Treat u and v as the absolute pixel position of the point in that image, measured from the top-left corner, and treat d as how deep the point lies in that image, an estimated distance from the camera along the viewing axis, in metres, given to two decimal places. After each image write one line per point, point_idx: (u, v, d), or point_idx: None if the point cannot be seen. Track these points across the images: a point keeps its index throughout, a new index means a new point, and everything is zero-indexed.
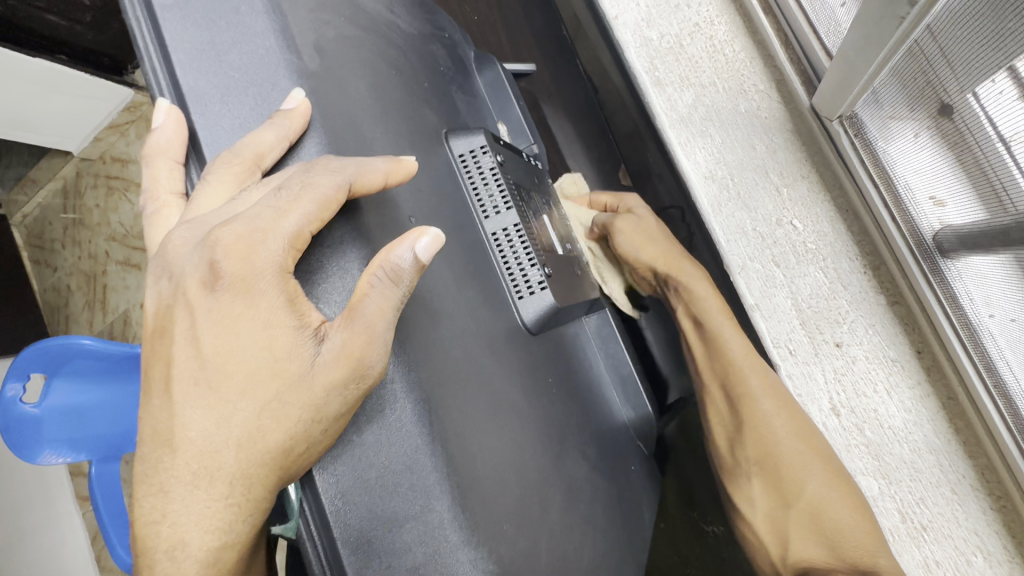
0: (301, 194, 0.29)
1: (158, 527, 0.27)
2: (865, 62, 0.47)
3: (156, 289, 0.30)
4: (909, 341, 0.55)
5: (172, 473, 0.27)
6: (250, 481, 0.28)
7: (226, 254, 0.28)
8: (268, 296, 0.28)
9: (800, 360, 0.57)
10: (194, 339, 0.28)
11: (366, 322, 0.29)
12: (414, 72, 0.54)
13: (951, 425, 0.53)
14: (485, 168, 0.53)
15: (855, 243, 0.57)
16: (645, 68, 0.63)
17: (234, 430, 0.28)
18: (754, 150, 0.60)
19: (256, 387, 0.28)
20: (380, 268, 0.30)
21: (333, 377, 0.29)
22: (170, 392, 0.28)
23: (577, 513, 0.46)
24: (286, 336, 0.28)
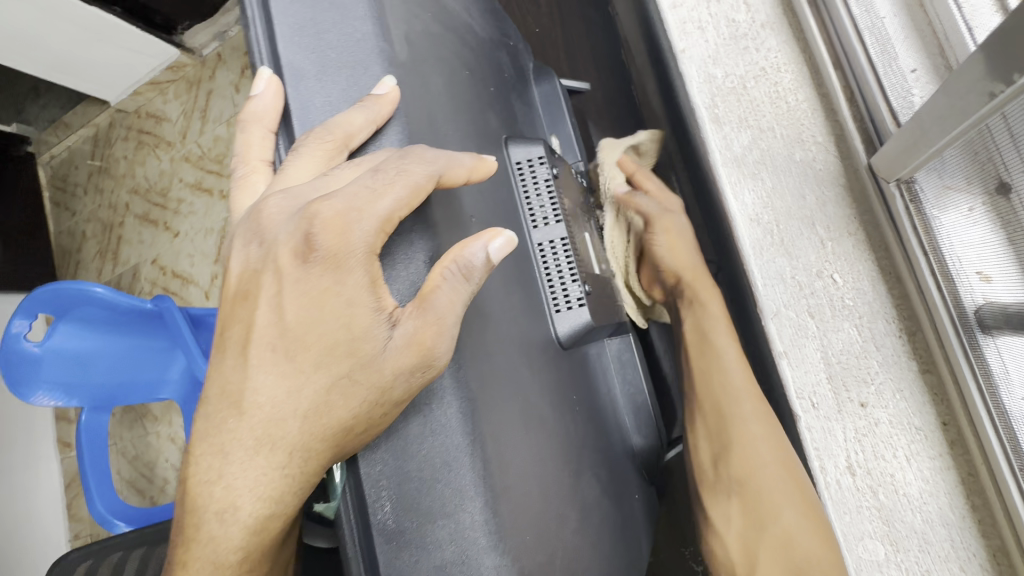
0: (396, 179, 0.30)
1: (212, 484, 0.28)
2: (938, 133, 0.47)
3: (245, 250, 0.32)
4: (936, 412, 0.54)
5: (236, 432, 0.28)
6: (308, 454, 0.28)
7: (322, 228, 0.29)
8: (354, 275, 0.29)
9: (822, 415, 0.57)
10: (277, 307, 0.30)
11: (439, 313, 0.30)
12: (483, 75, 0.56)
13: (967, 502, 0.53)
14: (540, 178, 0.54)
15: (893, 306, 0.57)
16: (705, 103, 0.64)
17: (303, 402, 0.29)
18: (803, 200, 0.60)
19: (330, 361, 0.29)
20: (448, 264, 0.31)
21: (400, 363, 0.29)
22: (248, 354, 0.29)
23: (587, 535, 0.46)
24: (362, 319, 0.29)
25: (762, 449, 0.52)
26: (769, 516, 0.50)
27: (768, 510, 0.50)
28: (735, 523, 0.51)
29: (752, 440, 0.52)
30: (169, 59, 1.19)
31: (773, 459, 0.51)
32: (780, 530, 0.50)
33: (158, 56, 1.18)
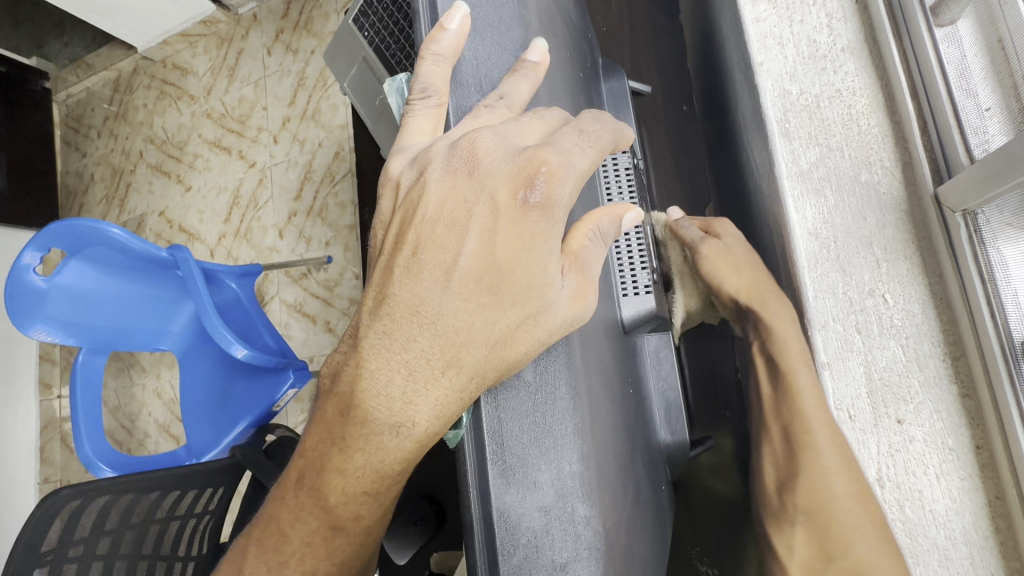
0: (593, 144, 0.41)
1: (395, 401, 0.38)
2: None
3: (455, 176, 0.41)
4: (971, 436, 0.57)
5: (439, 346, 0.38)
6: (484, 379, 0.37)
7: (546, 176, 0.39)
8: (558, 223, 0.40)
9: (858, 427, 0.59)
10: (489, 242, 0.40)
11: (596, 268, 0.41)
12: (575, 59, 0.57)
13: (992, 524, 0.55)
14: (621, 166, 0.56)
15: (940, 332, 0.59)
16: (777, 117, 0.66)
17: (497, 329, 0.39)
18: (863, 221, 0.62)
19: (522, 301, 0.40)
20: (601, 224, 0.42)
21: (569, 311, 0.39)
22: (454, 281, 0.39)
23: (638, 512, 0.48)
24: (554, 269, 0.40)
25: (835, 484, 0.54)
26: (839, 550, 0.53)
27: (839, 543, 0.53)
28: (802, 547, 0.55)
29: (825, 474, 0.55)
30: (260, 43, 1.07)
31: (845, 493, 0.54)
32: (851, 563, 0.52)
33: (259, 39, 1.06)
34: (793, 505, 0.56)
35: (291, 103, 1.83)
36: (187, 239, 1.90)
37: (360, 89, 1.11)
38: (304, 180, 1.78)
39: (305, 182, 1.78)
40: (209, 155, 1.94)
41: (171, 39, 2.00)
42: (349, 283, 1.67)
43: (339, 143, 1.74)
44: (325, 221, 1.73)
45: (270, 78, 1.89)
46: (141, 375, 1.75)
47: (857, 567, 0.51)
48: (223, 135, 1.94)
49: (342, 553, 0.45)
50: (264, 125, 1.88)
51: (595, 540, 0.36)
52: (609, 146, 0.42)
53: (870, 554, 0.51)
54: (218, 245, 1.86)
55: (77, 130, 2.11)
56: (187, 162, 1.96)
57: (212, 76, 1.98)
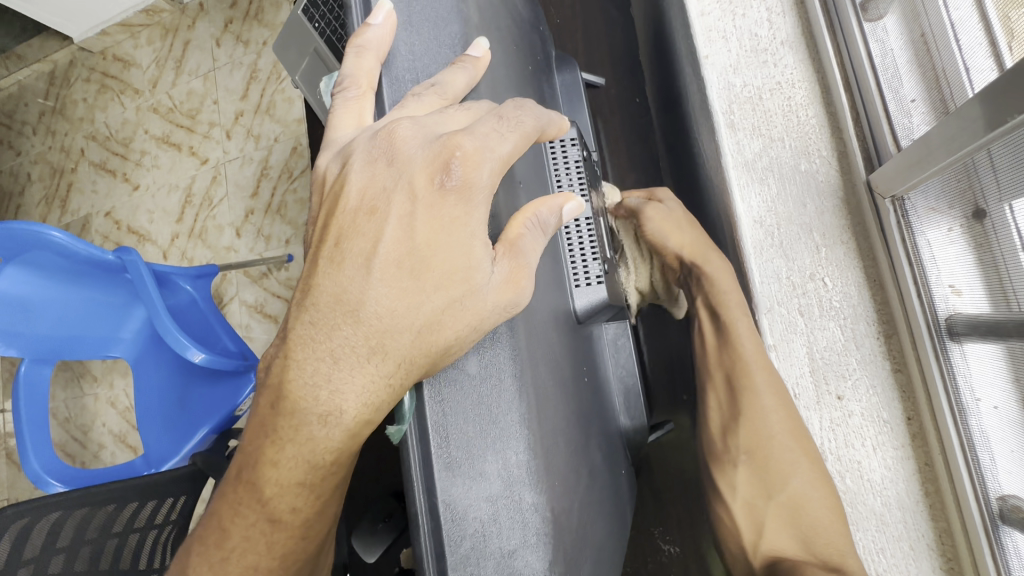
0: (516, 126, 0.40)
1: (319, 390, 0.38)
2: (944, 153, 0.50)
3: (374, 167, 0.40)
4: (902, 408, 0.60)
5: (357, 335, 0.38)
6: (409, 368, 0.37)
7: (462, 159, 0.39)
8: (479, 208, 0.39)
9: (802, 404, 0.62)
10: (410, 229, 0.39)
11: (526, 254, 0.41)
12: (523, 53, 0.58)
13: (922, 488, 0.59)
14: (571, 158, 0.57)
15: (875, 311, 0.62)
16: (722, 109, 0.69)
17: (420, 317, 0.38)
18: (803, 208, 0.65)
19: (447, 287, 0.39)
20: (540, 215, 0.42)
21: (500, 296, 0.39)
22: (372, 268, 0.38)
23: (594, 497, 0.50)
24: (481, 254, 0.40)
25: (772, 421, 0.57)
26: (776, 485, 0.56)
27: (777, 479, 0.56)
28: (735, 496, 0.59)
29: (762, 419, 0.58)
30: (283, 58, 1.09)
31: (782, 429, 0.57)
32: (788, 498, 0.56)
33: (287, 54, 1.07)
34: (733, 446, 0.59)
35: (243, 97, 1.77)
36: (137, 241, 1.82)
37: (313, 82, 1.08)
38: (260, 176, 1.73)
39: (261, 178, 1.73)
40: (157, 151, 1.85)
41: (112, 29, 1.90)
42: None
43: (296, 139, 1.69)
44: (283, 218, 1.68)
45: (220, 71, 1.82)
46: (94, 384, 1.67)
47: (795, 503, 0.55)
48: (171, 131, 1.85)
49: (282, 547, 0.43)
50: (215, 120, 1.81)
51: (543, 526, 0.37)
52: (534, 132, 0.41)
53: (805, 486, 0.56)
54: (171, 246, 1.79)
55: (11, 127, 1.99)
56: (134, 160, 1.87)
57: (158, 68, 1.89)
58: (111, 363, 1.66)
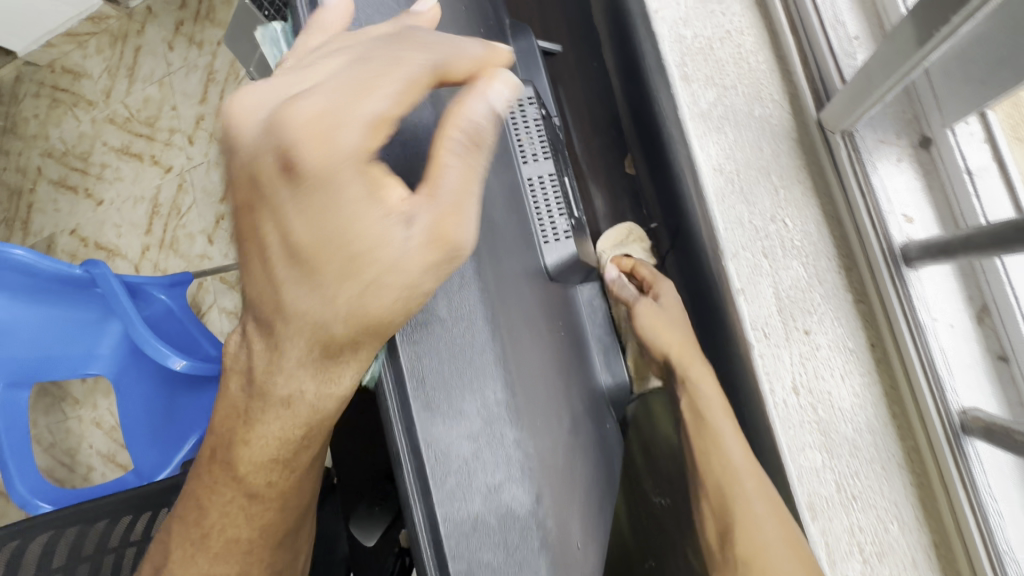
0: (397, 57, 0.36)
1: (275, 400, 0.38)
2: (882, 80, 0.52)
3: (249, 166, 0.37)
4: (866, 336, 0.63)
5: (294, 344, 0.37)
6: (349, 356, 0.36)
7: (316, 130, 0.34)
8: (359, 173, 0.35)
9: (772, 343, 0.64)
10: (295, 222, 0.36)
11: (448, 197, 0.36)
12: (472, 18, 0.59)
13: (890, 411, 0.62)
14: (529, 116, 0.60)
15: (835, 247, 0.64)
16: (675, 62, 0.69)
17: (340, 307, 0.36)
18: (760, 152, 0.66)
19: (349, 272, 0.35)
20: (467, 121, 0.37)
21: (421, 256, 0.36)
22: (282, 281, 0.37)
23: (578, 445, 0.51)
24: (386, 222, 0.35)
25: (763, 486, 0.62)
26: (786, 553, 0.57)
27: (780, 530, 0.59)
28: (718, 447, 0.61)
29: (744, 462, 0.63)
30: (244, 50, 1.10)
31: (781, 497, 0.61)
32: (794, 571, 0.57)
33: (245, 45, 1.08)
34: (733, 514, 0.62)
35: (202, 100, 1.73)
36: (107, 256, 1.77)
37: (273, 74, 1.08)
38: (228, 180, 1.70)
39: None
40: (118, 163, 1.80)
41: (57, 40, 1.83)
42: None
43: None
44: None
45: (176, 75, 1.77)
46: (76, 407, 1.64)
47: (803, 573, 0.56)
48: (130, 140, 1.80)
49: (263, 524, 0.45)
50: (175, 125, 1.76)
51: (524, 460, 0.38)
52: (427, 59, 0.37)
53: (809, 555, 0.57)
54: (142, 258, 1.74)
55: None
56: (94, 174, 1.82)
57: (110, 77, 1.83)
58: (92, 385, 1.63)
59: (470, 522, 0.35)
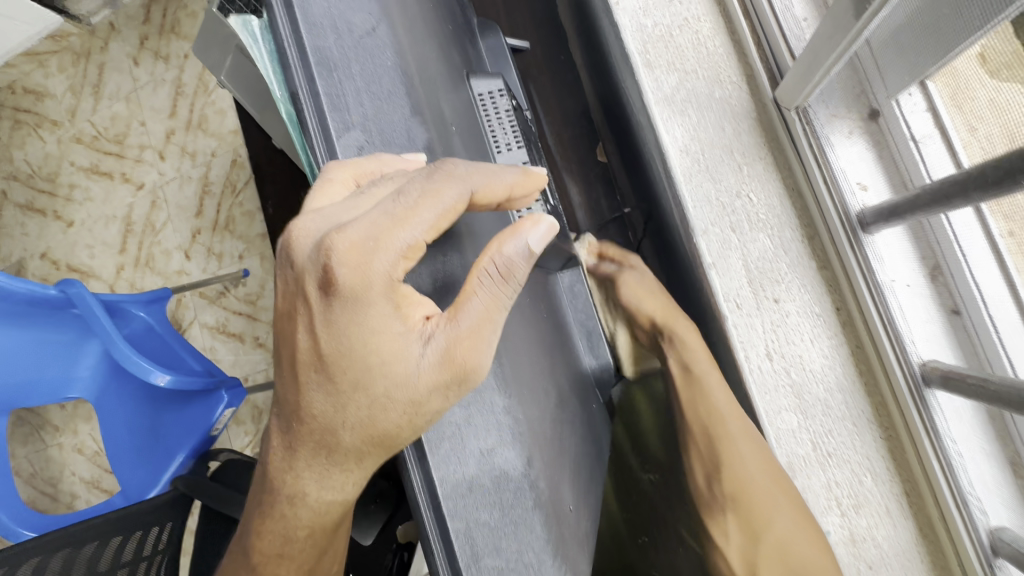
0: (419, 204, 0.38)
1: (285, 473, 0.41)
2: (828, 52, 0.56)
3: (285, 274, 0.41)
4: (831, 301, 0.66)
5: (303, 436, 0.40)
6: (358, 454, 0.40)
7: (344, 260, 0.38)
8: (379, 303, 0.39)
9: (745, 313, 0.67)
10: (317, 337, 0.40)
11: (471, 323, 0.39)
12: (442, 17, 0.61)
13: (857, 369, 0.65)
14: (501, 107, 0.63)
15: (797, 218, 0.67)
16: (638, 50, 0.72)
17: (349, 417, 0.39)
18: (723, 132, 0.69)
19: (368, 384, 0.39)
20: (499, 262, 0.40)
21: (430, 379, 0.39)
22: (301, 381, 0.40)
23: (567, 420, 0.53)
24: (404, 343, 0.40)
25: (752, 469, 0.63)
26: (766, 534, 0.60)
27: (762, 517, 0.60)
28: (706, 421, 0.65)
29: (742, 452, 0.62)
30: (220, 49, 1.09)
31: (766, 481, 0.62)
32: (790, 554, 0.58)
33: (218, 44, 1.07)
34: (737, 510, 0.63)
35: (172, 114, 1.72)
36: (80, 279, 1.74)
37: (245, 82, 1.10)
38: (202, 195, 1.69)
39: (205, 196, 1.69)
40: (88, 183, 1.78)
41: (15, 60, 1.79)
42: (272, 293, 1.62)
43: (235, 151, 1.66)
44: (234, 234, 1.67)
45: (143, 91, 1.76)
46: (56, 435, 1.60)
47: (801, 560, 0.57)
48: (99, 159, 1.78)
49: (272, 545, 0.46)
50: (145, 142, 1.75)
51: (514, 424, 0.41)
52: (450, 213, 0.38)
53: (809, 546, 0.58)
54: (117, 279, 1.72)
55: None
56: (63, 195, 1.79)
57: (74, 96, 1.80)
58: (72, 411, 1.60)
59: (466, 483, 0.37)
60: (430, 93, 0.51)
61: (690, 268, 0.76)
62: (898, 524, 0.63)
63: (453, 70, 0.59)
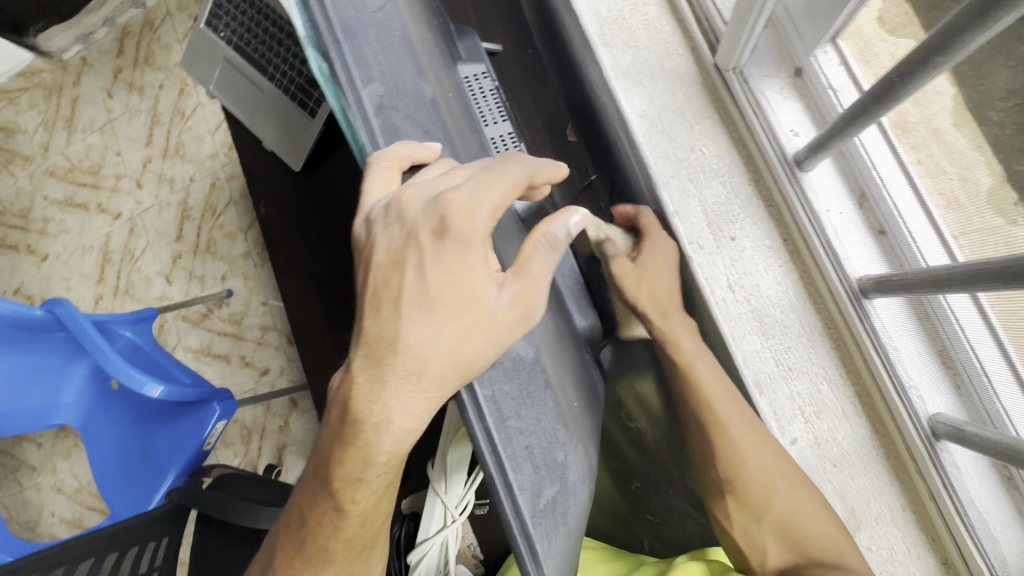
0: (501, 180, 0.49)
1: (372, 404, 0.45)
2: (750, 13, 0.66)
3: (391, 231, 0.49)
4: (779, 234, 0.75)
5: (397, 361, 0.45)
6: (443, 382, 0.45)
7: (453, 213, 0.47)
8: (474, 249, 0.48)
9: (706, 252, 0.76)
10: (422, 277, 0.47)
11: (533, 277, 0.50)
12: (429, 11, 0.71)
13: (806, 291, 0.74)
14: (484, 87, 0.77)
15: (744, 164, 0.77)
16: (597, 33, 0.82)
17: (442, 345, 0.46)
18: (675, 98, 0.79)
19: (459, 314, 0.47)
20: (549, 235, 0.52)
21: (509, 312, 0.48)
22: (403, 312, 0.47)
23: (563, 345, 0.63)
24: (485, 284, 0.48)
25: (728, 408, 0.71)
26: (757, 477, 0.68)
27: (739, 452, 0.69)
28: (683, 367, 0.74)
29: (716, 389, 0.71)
30: (213, 51, 1.17)
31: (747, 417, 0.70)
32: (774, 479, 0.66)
33: (210, 49, 1.18)
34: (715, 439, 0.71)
35: (148, 143, 1.78)
36: None
37: (234, 93, 1.18)
38: (182, 220, 1.75)
39: (183, 221, 1.74)
40: (62, 216, 1.81)
41: None
42: (258, 311, 1.69)
43: (213, 173, 1.73)
44: (216, 255, 1.71)
45: (119, 122, 1.82)
46: (33, 475, 1.57)
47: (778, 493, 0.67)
48: (74, 191, 1.82)
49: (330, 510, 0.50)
50: (121, 171, 1.80)
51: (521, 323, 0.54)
52: (518, 183, 0.50)
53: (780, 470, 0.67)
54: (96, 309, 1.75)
55: None
56: (37, 230, 1.81)
57: (47, 131, 1.85)
58: (49, 449, 1.58)
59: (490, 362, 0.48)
60: (433, 66, 0.62)
61: None
62: (854, 423, 0.71)
63: (443, 55, 0.68)
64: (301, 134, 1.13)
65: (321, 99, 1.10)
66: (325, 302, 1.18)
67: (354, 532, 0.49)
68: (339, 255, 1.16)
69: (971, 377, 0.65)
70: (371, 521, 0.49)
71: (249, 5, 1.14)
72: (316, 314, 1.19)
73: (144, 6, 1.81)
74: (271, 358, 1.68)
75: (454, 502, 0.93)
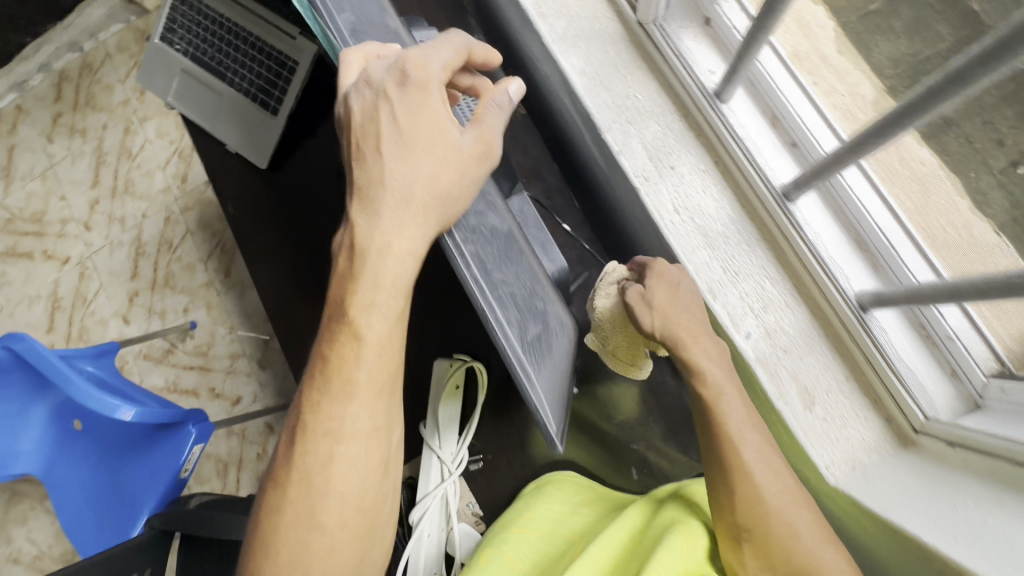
0: (450, 44, 0.63)
1: (371, 231, 0.61)
2: None
3: (363, 95, 0.63)
4: (711, 159, 0.86)
5: (383, 192, 0.61)
6: (431, 205, 0.61)
7: (413, 67, 0.61)
8: (434, 96, 0.62)
9: (651, 183, 0.86)
10: (395, 121, 0.62)
11: (488, 126, 0.66)
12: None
13: (740, 205, 0.85)
14: (440, 49, 0.90)
15: (673, 104, 0.88)
16: (533, 6, 0.92)
17: (420, 173, 0.61)
18: (608, 54, 0.90)
19: (432, 148, 0.62)
20: (496, 97, 0.67)
21: (472, 149, 0.63)
22: (383, 152, 0.62)
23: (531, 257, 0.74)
24: (450, 126, 0.63)
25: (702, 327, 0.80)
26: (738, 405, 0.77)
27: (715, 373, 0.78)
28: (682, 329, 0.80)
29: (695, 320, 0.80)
30: (169, 65, 1.23)
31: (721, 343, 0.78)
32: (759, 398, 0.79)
33: (166, 61, 1.23)
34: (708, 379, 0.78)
35: (96, 185, 2.22)
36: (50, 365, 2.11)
37: (193, 101, 1.22)
38: (137, 257, 2.18)
39: (138, 258, 2.18)
40: (8, 265, 2.23)
41: None
42: (224, 342, 2.12)
43: (168, 209, 2.17)
44: (176, 287, 2.15)
45: (62, 166, 2.26)
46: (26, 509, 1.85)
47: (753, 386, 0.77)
48: (18, 241, 2.24)
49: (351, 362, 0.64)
50: (67, 215, 2.24)
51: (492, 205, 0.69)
52: (463, 47, 0.64)
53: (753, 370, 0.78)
54: None
55: None
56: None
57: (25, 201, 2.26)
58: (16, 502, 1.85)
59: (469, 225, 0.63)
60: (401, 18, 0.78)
61: (607, 169, 0.95)
62: (796, 313, 0.81)
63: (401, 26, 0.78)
64: (263, 132, 1.17)
65: (283, 97, 1.16)
66: (301, 293, 1.22)
67: (368, 362, 0.63)
68: (313, 247, 1.21)
69: (882, 252, 0.77)
70: (383, 351, 0.64)
71: (201, 16, 1.21)
72: (289, 302, 1.22)
73: (82, 51, 2.25)
74: (242, 387, 2.10)
75: (448, 456, 0.99)
